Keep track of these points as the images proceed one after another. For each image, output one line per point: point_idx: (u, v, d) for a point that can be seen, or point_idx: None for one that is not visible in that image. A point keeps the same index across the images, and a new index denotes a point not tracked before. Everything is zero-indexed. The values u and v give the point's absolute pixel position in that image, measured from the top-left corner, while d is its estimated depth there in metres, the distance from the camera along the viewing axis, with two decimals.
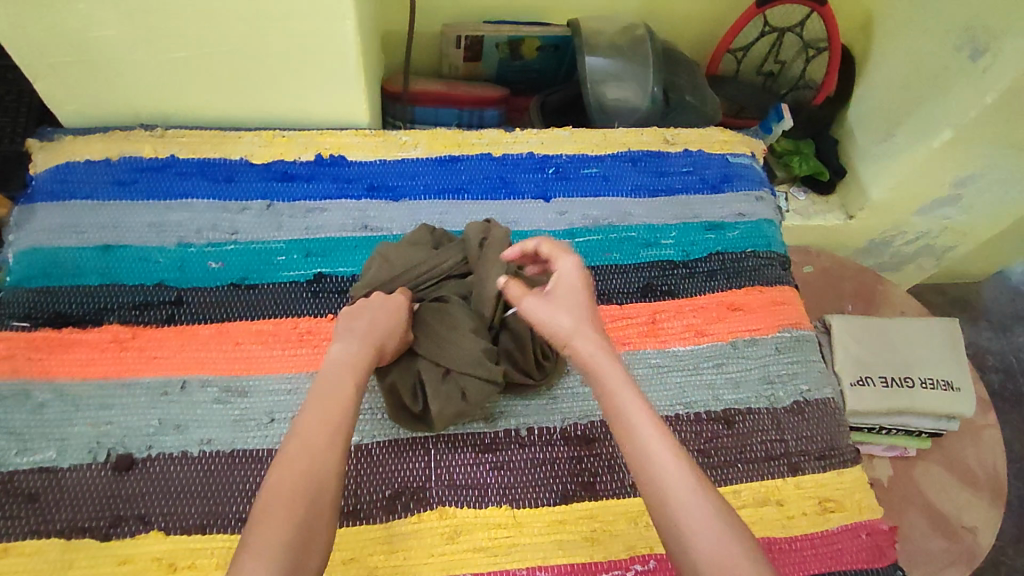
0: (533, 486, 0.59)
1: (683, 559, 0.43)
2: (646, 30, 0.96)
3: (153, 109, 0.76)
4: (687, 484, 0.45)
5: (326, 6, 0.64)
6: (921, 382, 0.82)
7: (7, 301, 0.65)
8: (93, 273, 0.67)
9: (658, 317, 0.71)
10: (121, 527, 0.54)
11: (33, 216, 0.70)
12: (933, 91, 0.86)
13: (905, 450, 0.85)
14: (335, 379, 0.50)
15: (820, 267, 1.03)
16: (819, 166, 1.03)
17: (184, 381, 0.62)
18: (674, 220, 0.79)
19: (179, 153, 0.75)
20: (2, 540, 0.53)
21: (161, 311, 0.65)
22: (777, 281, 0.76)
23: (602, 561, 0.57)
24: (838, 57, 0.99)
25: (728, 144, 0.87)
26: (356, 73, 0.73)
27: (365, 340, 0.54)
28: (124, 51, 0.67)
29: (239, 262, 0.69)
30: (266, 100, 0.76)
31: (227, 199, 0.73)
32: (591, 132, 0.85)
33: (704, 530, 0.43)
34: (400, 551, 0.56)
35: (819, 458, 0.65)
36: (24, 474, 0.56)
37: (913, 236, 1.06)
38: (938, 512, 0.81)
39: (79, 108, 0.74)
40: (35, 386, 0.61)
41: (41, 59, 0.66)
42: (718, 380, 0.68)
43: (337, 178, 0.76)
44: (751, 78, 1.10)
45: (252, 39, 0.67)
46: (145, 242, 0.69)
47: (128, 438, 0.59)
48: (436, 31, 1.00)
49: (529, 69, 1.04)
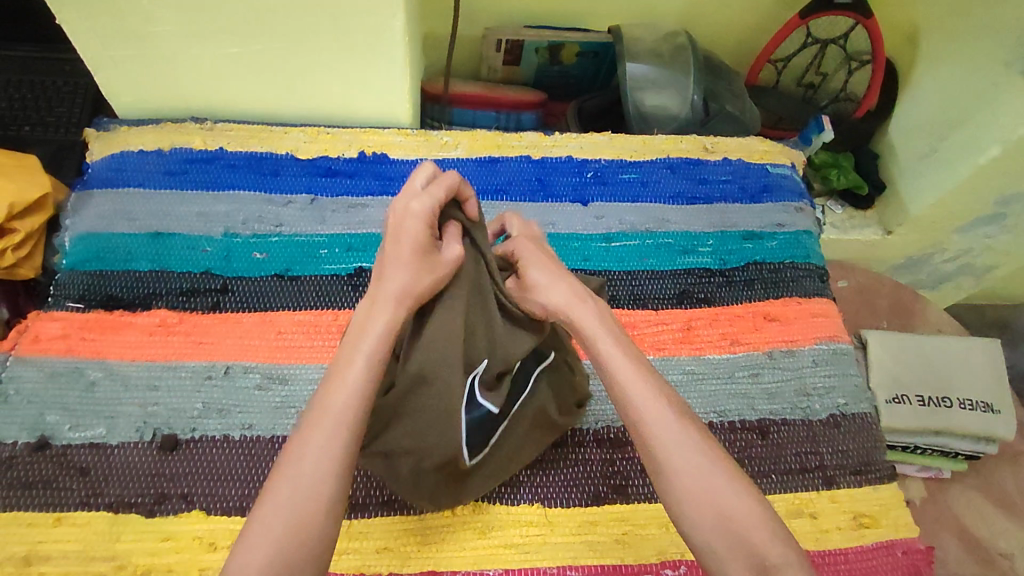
0: (566, 486, 0.60)
1: (684, 505, 0.44)
2: (688, 38, 0.96)
3: (204, 102, 0.78)
4: (677, 430, 0.46)
5: (379, 7, 0.65)
6: (959, 403, 0.81)
7: (64, 282, 0.68)
8: (143, 259, 0.69)
9: (694, 324, 0.71)
10: (166, 504, 0.56)
11: (89, 202, 0.73)
12: (982, 108, 0.85)
13: (940, 472, 0.84)
14: (350, 369, 0.44)
15: (855, 282, 1.01)
16: (858, 179, 1.01)
17: (228, 366, 0.63)
18: (712, 228, 0.78)
19: (227, 146, 0.77)
20: (55, 510, 0.56)
21: (207, 298, 0.67)
22: (816, 293, 0.75)
23: (632, 564, 0.57)
24: (882, 71, 0.97)
25: (768, 154, 0.87)
26: (401, 73, 0.74)
27: (401, 304, 0.46)
28: (181, 46, 0.69)
29: (283, 253, 0.70)
30: (314, 97, 0.78)
31: (273, 193, 0.75)
32: (631, 137, 0.85)
33: (710, 494, 0.44)
34: (433, 543, 0.56)
35: (854, 473, 0.65)
36: (75, 448, 0.59)
37: (953, 254, 1.04)
38: (973, 536, 0.79)
39: (134, 99, 0.77)
40: (86, 365, 0.63)
41: (103, 52, 0.69)
42: (753, 390, 0.68)
43: (379, 175, 0.78)
44: (790, 89, 1.10)
45: (304, 37, 0.68)
46: (194, 231, 0.71)
47: (173, 419, 0.60)
48: (477, 35, 1.01)
49: (567, 74, 1.05)
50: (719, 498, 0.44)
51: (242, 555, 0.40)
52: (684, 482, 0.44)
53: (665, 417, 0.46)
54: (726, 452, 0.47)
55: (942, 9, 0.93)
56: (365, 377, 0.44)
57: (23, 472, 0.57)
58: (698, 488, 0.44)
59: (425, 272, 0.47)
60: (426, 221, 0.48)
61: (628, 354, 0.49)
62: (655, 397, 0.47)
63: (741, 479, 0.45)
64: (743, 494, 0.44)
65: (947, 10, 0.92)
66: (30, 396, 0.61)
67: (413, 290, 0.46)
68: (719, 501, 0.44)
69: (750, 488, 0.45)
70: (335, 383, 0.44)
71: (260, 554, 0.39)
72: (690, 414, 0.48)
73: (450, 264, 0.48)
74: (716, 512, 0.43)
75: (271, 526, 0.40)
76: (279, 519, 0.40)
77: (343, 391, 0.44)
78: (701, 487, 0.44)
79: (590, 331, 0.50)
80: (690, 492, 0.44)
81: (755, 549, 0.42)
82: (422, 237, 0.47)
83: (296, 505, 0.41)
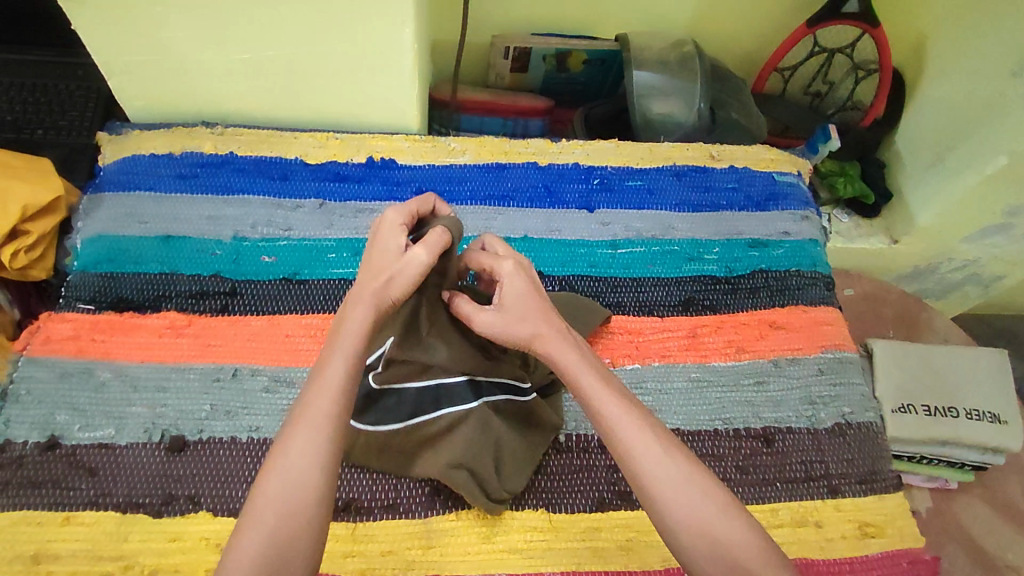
0: (571, 492, 0.60)
1: (676, 533, 0.45)
2: (695, 47, 0.97)
3: (215, 107, 0.79)
4: (666, 458, 0.46)
5: (389, 14, 0.66)
6: (966, 414, 0.80)
7: (75, 283, 0.68)
8: (153, 261, 0.70)
9: (699, 331, 0.71)
10: (173, 505, 0.57)
11: (101, 204, 0.74)
12: (989, 118, 0.85)
13: (946, 482, 0.83)
14: (330, 368, 0.46)
15: (861, 290, 1.01)
16: (865, 188, 1.01)
17: (236, 369, 0.64)
18: (718, 235, 0.79)
19: (237, 150, 0.78)
20: (64, 509, 0.56)
21: (216, 301, 0.68)
22: (821, 301, 0.75)
23: (636, 570, 0.57)
24: (889, 80, 0.97)
25: (775, 162, 0.87)
26: (409, 79, 0.75)
27: (380, 304, 0.47)
28: (193, 51, 0.70)
29: (291, 257, 0.71)
30: (324, 102, 0.79)
31: (282, 197, 0.75)
32: (637, 145, 0.85)
33: (702, 519, 0.45)
34: (437, 547, 0.57)
35: (859, 482, 0.65)
36: (85, 448, 0.59)
37: (960, 263, 1.04)
38: (979, 547, 0.79)
39: (146, 103, 0.78)
40: (97, 365, 0.63)
41: (117, 57, 0.70)
42: (758, 398, 0.68)
43: (387, 180, 0.78)
44: (797, 97, 1.10)
45: (315, 44, 0.69)
46: (204, 234, 0.72)
47: (182, 420, 0.61)
48: (486, 42, 1.02)
49: (575, 81, 1.06)
50: (710, 524, 0.44)
51: (237, 549, 0.41)
52: (678, 514, 0.45)
53: (651, 447, 0.47)
54: (717, 479, 0.47)
55: (949, 19, 0.93)
56: (349, 372, 0.46)
57: (33, 471, 0.58)
58: (692, 516, 0.45)
59: (395, 276, 0.47)
60: (393, 230, 0.49)
61: (607, 385, 0.49)
62: (641, 426, 0.47)
63: (733, 506, 0.46)
64: (734, 519, 0.45)
65: (955, 20, 0.92)
66: (41, 396, 0.62)
67: (385, 294, 0.47)
68: (714, 529, 0.44)
69: (741, 514, 0.46)
70: (319, 380, 0.45)
71: (252, 550, 0.40)
72: (674, 439, 0.48)
73: (415, 263, 0.47)
74: (712, 540, 0.44)
75: (264, 518, 0.41)
76: (273, 510, 0.41)
77: (330, 387, 0.45)
78: (693, 514, 0.45)
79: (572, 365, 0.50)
80: (682, 520, 0.45)
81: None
82: (387, 246, 0.48)
83: (287, 498, 0.42)
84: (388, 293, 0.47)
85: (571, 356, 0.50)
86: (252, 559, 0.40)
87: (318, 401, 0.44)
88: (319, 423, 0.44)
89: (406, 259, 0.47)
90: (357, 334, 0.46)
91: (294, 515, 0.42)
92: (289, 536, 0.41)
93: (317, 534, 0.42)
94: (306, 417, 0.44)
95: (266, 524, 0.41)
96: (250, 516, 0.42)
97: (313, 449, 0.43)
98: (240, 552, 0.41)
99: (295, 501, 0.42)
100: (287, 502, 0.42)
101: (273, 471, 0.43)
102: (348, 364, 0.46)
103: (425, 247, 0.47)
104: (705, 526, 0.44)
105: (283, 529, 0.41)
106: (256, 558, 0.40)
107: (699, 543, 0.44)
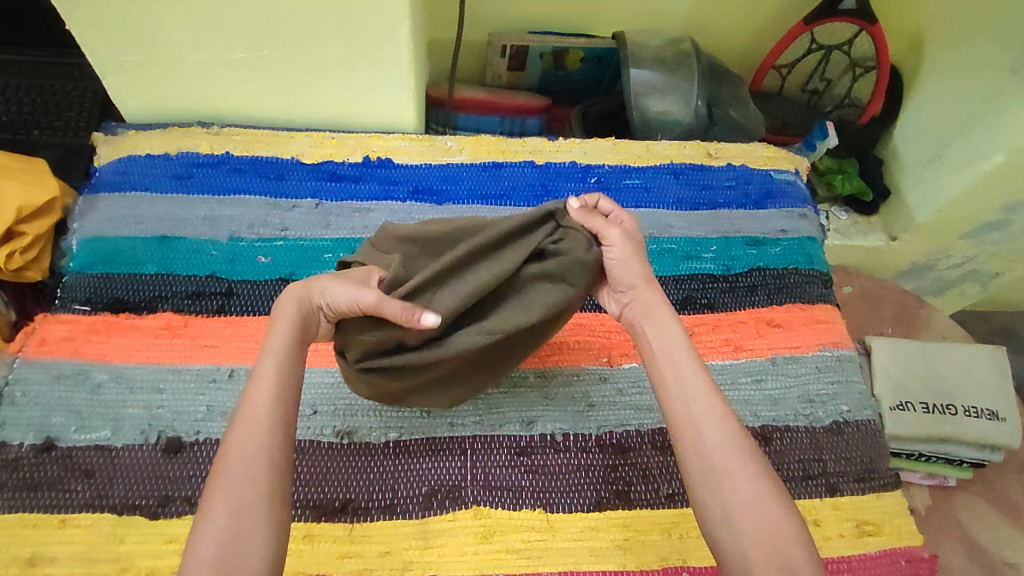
0: (568, 491, 0.60)
1: (715, 495, 0.46)
2: (692, 44, 0.97)
3: (211, 107, 0.79)
4: (725, 427, 0.48)
5: (385, 14, 0.66)
6: (964, 411, 0.80)
7: (70, 285, 0.68)
8: (150, 262, 0.70)
9: (696, 330, 0.71)
10: (169, 507, 0.56)
11: (96, 205, 0.73)
12: (988, 115, 0.85)
13: (944, 480, 0.83)
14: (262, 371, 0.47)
15: (860, 288, 1.01)
16: (863, 186, 1.01)
17: (232, 369, 0.64)
18: (716, 233, 0.79)
19: (233, 151, 0.78)
20: (60, 512, 0.56)
21: (213, 301, 0.67)
22: (818, 299, 0.75)
23: (634, 570, 0.57)
24: (886, 78, 0.96)
25: (772, 160, 0.87)
26: (405, 78, 0.75)
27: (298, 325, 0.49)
28: (188, 51, 0.69)
29: (287, 258, 0.71)
30: (320, 102, 0.79)
31: (278, 197, 0.75)
32: (634, 144, 0.85)
33: (749, 492, 0.45)
34: (433, 548, 0.56)
35: (857, 481, 0.65)
36: (81, 450, 0.59)
37: (959, 261, 1.04)
38: (977, 545, 0.79)
39: (142, 104, 0.78)
40: (93, 367, 0.63)
41: (112, 57, 0.70)
42: (756, 396, 0.68)
43: (384, 180, 0.78)
44: (795, 95, 1.09)
45: (310, 44, 0.69)
46: (200, 235, 0.72)
47: (178, 422, 0.61)
48: (482, 40, 1.02)
49: (572, 79, 1.05)
50: (757, 503, 0.45)
51: (194, 551, 0.40)
52: (729, 478, 0.46)
53: (718, 416, 0.48)
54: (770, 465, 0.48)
55: (948, 14, 0.93)
56: (281, 374, 0.47)
57: (29, 473, 0.58)
58: (743, 494, 0.45)
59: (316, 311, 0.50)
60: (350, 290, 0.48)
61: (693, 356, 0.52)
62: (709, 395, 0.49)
63: (778, 487, 0.46)
64: (784, 509, 0.45)
65: (952, 18, 0.92)
66: (36, 397, 0.61)
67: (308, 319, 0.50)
68: (763, 509, 0.44)
69: (793, 508, 0.45)
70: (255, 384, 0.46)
71: (211, 549, 0.40)
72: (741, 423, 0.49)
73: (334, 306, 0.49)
74: (761, 518, 0.44)
75: (217, 519, 0.41)
76: (226, 505, 0.41)
77: (265, 385, 0.46)
78: (745, 489, 0.45)
79: (666, 333, 0.53)
80: (730, 485, 0.45)
81: (792, 567, 0.42)
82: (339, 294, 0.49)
83: (238, 499, 0.41)
84: (324, 287, 0.49)
85: (669, 326, 0.53)
86: (213, 558, 0.39)
87: (256, 401, 0.45)
88: (258, 424, 0.44)
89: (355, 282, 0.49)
90: (285, 344, 0.48)
91: (247, 514, 0.41)
92: (246, 534, 0.41)
93: (277, 525, 0.42)
94: (246, 419, 0.45)
95: (218, 515, 0.41)
96: (203, 519, 0.41)
97: (257, 443, 0.44)
98: (197, 551, 0.40)
99: (245, 500, 0.42)
100: (238, 501, 0.41)
101: (219, 475, 0.42)
102: (279, 363, 0.47)
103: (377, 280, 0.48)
104: (747, 502, 0.45)
105: (238, 527, 0.41)
106: (215, 556, 0.40)
107: (731, 512, 0.45)
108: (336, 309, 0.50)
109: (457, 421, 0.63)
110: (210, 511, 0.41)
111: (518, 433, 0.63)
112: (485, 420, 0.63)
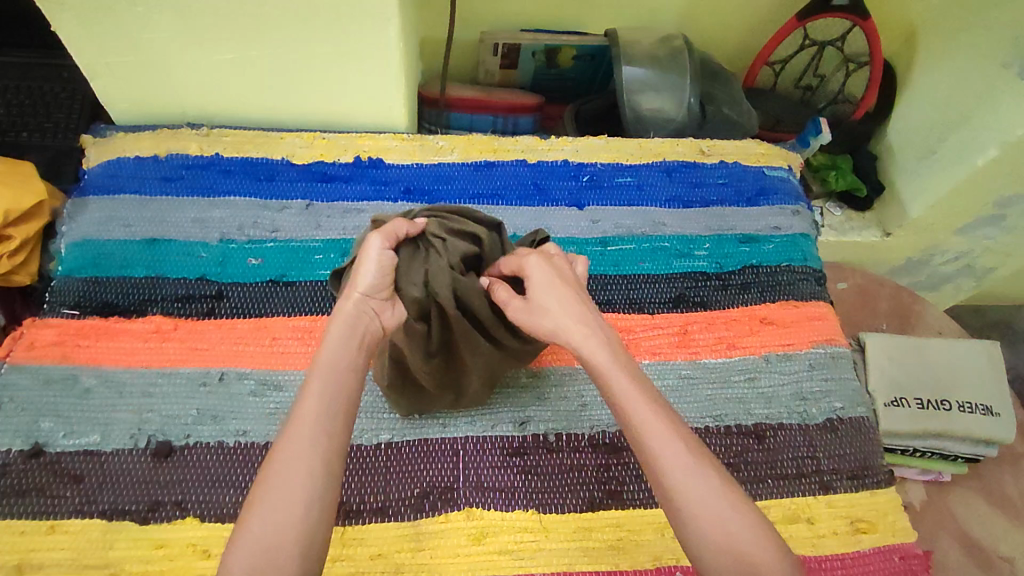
0: (561, 492, 0.60)
1: (689, 541, 0.42)
2: (684, 41, 0.96)
3: (199, 108, 0.79)
4: (688, 463, 0.44)
5: (373, 13, 0.65)
6: (958, 407, 0.80)
7: (59, 289, 0.68)
8: (139, 265, 0.69)
9: (689, 328, 0.71)
10: (159, 512, 0.56)
11: (85, 208, 0.73)
12: (981, 109, 0.85)
13: (939, 475, 0.83)
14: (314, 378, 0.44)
15: (855, 284, 1.01)
16: (857, 182, 1.00)
17: (223, 372, 0.63)
18: (709, 231, 0.78)
19: (223, 152, 0.77)
20: (49, 518, 0.56)
21: (202, 304, 0.67)
22: (812, 296, 0.75)
23: (627, 570, 0.57)
24: (878, 73, 0.96)
25: (765, 156, 0.87)
26: (395, 77, 0.74)
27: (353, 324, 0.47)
28: (174, 52, 0.69)
29: (278, 260, 0.70)
30: (310, 102, 0.78)
31: (269, 198, 0.75)
32: (627, 141, 0.85)
33: (726, 534, 0.41)
34: (427, 550, 0.56)
35: (851, 478, 0.65)
36: (70, 456, 0.59)
37: (953, 256, 1.04)
38: (972, 540, 0.79)
39: (130, 105, 0.77)
40: (81, 372, 0.63)
41: (98, 58, 0.69)
42: (750, 394, 0.68)
43: (375, 180, 0.77)
44: (788, 91, 1.09)
45: (298, 44, 0.69)
46: (190, 237, 0.71)
47: (168, 426, 0.60)
48: (474, 39, 1.01)
49: (565, 78, 1.05)
50: (736, 544, 0.41)
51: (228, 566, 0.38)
52: (702, 523, 0.42)
53: (679, 452, 0.44)
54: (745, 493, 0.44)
55: (940, 9, 0.92)
56: (336, 383, 0.44)
57: (17, 479, 0.57)
58: (721, 538, 0.41)
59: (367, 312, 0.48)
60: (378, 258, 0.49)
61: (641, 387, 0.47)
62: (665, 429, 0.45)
63: (760, 521, 0.42)
64: (770, 545, 0.41)
65: (944, 12, 0.92)
66: (24, 403, 0.61)
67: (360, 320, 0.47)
68: (743, 552, 0.41)
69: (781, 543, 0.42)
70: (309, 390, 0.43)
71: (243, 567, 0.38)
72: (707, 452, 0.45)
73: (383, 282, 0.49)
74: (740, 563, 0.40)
75: (255, 535, 0.39)
76: (263, 518, 0.39)
77: (318, 392, 0.43)
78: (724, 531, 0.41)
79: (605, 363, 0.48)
80: (704, 529, 0.42)
81: None
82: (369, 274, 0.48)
83: (277, 515, 0.39)
84: (358, 285, 0.48)
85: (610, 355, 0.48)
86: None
87: (305, 410, 0.42)
88: (308, 435, 0.42)
89: (367, 249, 0.50)
90: (338, 350, 0.45)
91: (283, 532, 0.39)
92: (282, 553, 0.38)
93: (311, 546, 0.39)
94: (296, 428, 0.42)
95: (256, 529, 0.39)
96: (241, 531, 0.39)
97: (301, 459, 0.41)
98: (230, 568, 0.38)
99: (281, 516, 0.39)
100: (277, 517, 0.39)
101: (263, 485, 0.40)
102: (332, 370, 0.44)
103: (378, 232, 0.50)
104: (725, 544, 0.41)
105: (275, 544, 0.38)
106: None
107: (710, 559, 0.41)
108: (378, 284, 0.48)
109: (450, 422, 0.63)
110: (247, 524, 0.39)
111: (510, 433, 0.62)
112: (478, 421, 0.63)
